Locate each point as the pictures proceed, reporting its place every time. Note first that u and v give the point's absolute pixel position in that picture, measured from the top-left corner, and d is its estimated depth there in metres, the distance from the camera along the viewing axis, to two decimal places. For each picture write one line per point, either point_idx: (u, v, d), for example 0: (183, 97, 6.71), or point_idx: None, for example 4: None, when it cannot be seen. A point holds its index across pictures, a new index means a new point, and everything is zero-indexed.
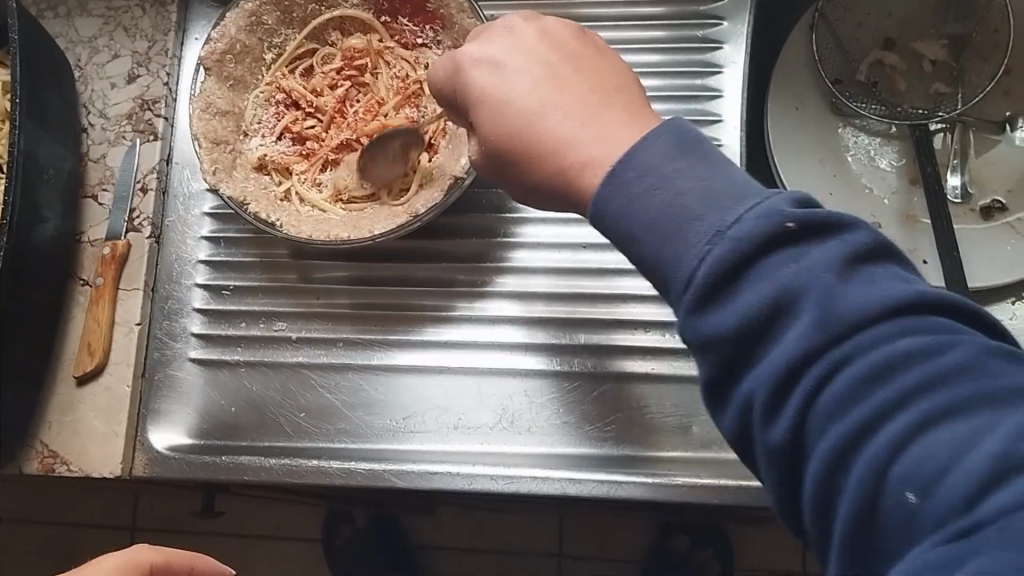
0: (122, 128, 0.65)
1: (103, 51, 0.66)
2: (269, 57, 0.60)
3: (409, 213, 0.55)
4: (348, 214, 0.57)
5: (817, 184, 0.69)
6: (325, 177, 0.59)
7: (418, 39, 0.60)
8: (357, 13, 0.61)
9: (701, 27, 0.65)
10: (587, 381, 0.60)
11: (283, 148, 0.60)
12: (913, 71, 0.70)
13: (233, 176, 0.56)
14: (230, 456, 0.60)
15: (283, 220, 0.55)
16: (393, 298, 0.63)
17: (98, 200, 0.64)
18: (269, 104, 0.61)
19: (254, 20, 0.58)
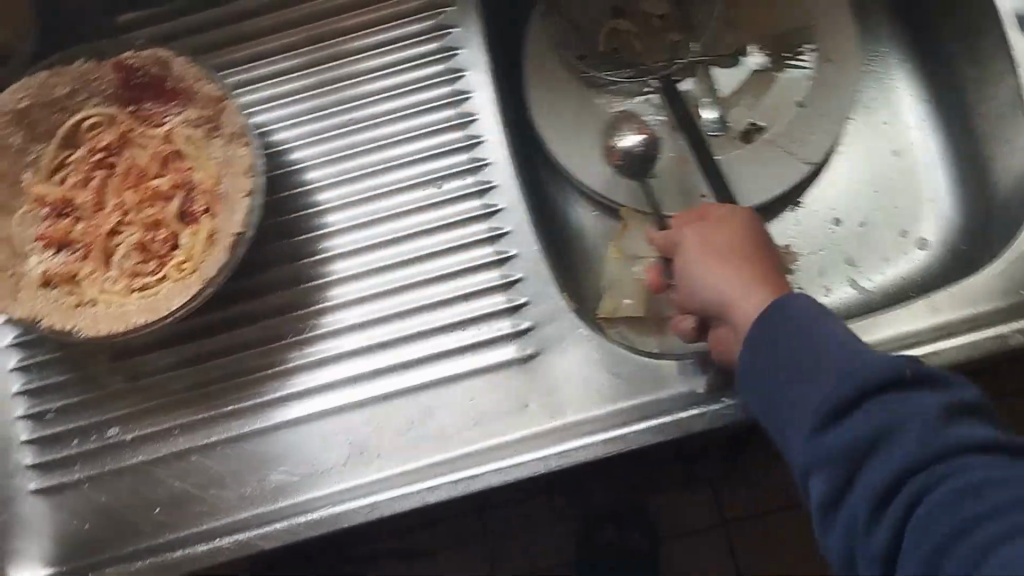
0: None
1: None
2: (27, 175, 0.61)
3: (203, 281, 0.57)
4: (145, 299, 0.58)
5: (593, 152, 0.72)
6: (113, 273, 0.59)
7: (166, 116, 0.61)
8: (100, 110, 0.61)
9: (438, 39, 0.70)
10: (429, 392, 0.62)
11: (63, 257, 0.60)
12: (645, 31, 0.74)
13: (17, 299, 0.57)
14: (92, 572, 0.59)
15: (79, 325, 0.56)
16: (219, 370, 0.64)
17: None
18: (36, 220, 0.60)
19: (2, 144, 0.59)
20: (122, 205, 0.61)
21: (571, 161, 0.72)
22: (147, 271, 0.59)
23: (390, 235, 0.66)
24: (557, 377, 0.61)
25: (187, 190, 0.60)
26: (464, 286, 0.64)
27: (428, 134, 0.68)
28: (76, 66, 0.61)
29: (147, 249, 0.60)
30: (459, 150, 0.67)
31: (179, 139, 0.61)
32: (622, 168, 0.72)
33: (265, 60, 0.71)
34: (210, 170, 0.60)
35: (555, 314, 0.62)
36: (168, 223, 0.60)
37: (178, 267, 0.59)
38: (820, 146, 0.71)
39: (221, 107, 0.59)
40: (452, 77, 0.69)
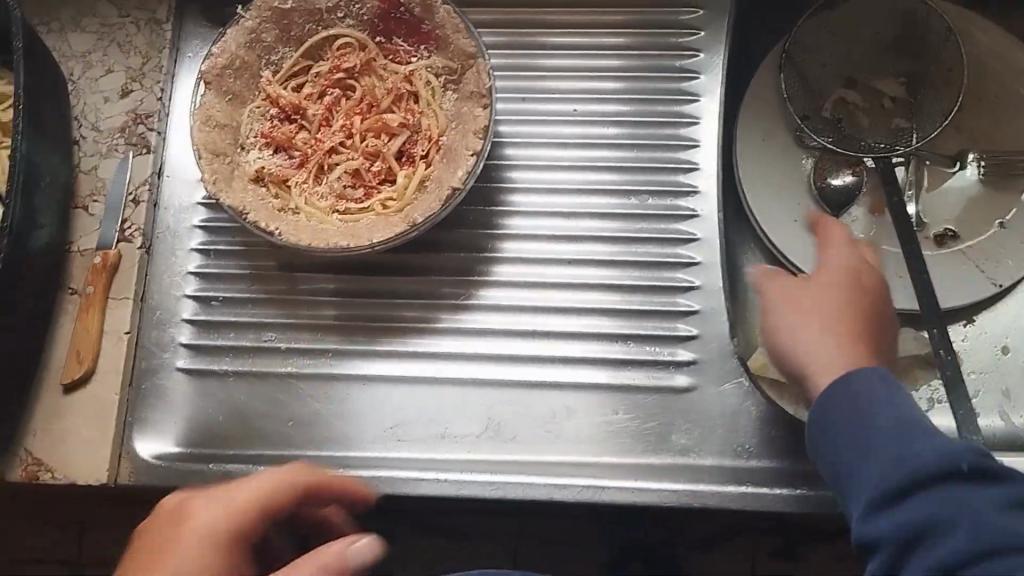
0: (114, 141, 0.65)
1: (96, 66, 0.67)
2: (267, 73, 0.62)
3: (407, 222, 0.57)
4: (345, 223, 0.59)
5: (786, 210, 0.72)
6: (321, 190, 0.61)
7: (412, 57, 0.63)
8: (352, 33, 0.63)
9: (678, 57, 0.70)
10: (586, 391, 0.62)
11: (279, 161, 0.61)
12: (874, 109, 0.73)
13: (231, 187, 0.59)
14: (217, 463, 0.61)
15: (281, 228, 0.58)
16: (377, 309, 0.64)
17: (89, 210, 0.64)
18: (263, 118, 0.62)
19: (254, 38, 0.61)
20: (348, 126, 0.62)
21: (765, 212, 0.72)
22: (352, 198, 0.61)
23: (570, 230, 0.66)
24: (711, 417, 0.60)
25: (412, 132, 0.62)
26: (638, 303, 0.64)
27: (650, 145, 0.67)
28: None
29: (359, 176, 0.61)
30: (676, 170, 0.67)
31: (419, 82, 0.62)
32: (814, 231, 0.72)
33: (504, 26, 0.72)
34: (439, 121, 0.61)
35: (724, 357, 0.62)
36: (385, 158, 0.61)
37: (383, 204, 0.60)
38: (1014, 271, 0.70)
39: (469, 64, 0.60)
40: (688, 100, 0.68)
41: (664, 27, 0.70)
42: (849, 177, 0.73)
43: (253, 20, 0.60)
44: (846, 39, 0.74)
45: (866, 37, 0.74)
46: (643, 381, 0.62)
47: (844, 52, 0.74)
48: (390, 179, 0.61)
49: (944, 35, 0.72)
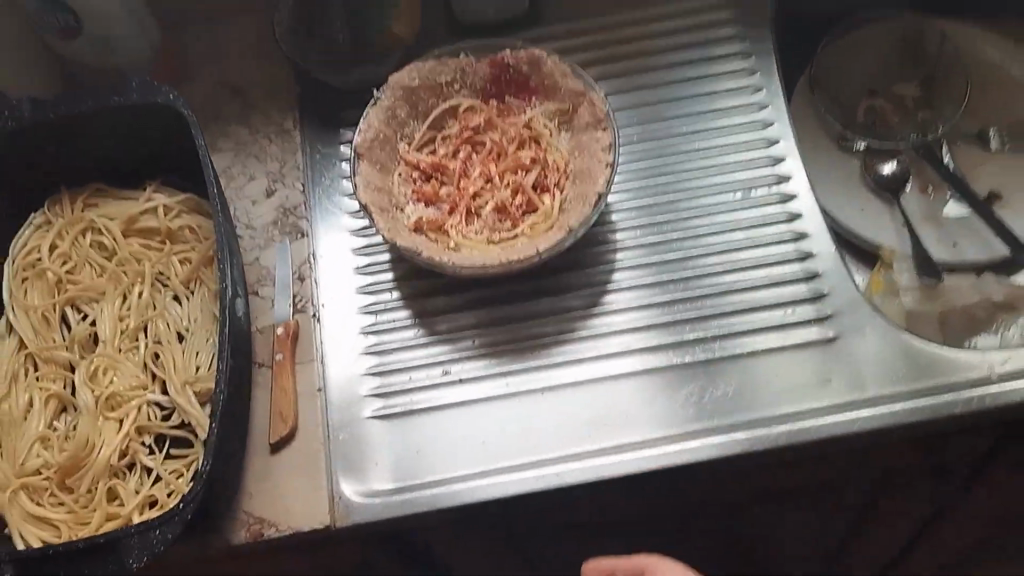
0: (269, 233, 0.73)
1: (238, 176, 0.75)
2: (403, 144, 0.71)
3: (565, 229, 0.65)
4: (505, 248, 0.66)
5: (850, 198, 0.81)
6: (474, 227, 0.69)
7: (525, 110, 0.72)
8: (468, 101, 0.73)
9: (740, 79, 0.80)
10: (641, 377, 0.67)
11: (431, 211, 0.69)
12: (900, 110, 0.85)
13: (401, 235, 0.66)
14: (427, 488, 0.65)
15: (453, 259, 0.65)
16: (517, 333, 0.70)
17: (259, 294, 0.71)
18: (408, 181, 0.70)
19: (392, 113, 0.70)
20: (486, 173, 0.71)
21: (836, 205, 0.81)
22: (503, 230, 0.68)
23: (642, 240, 0.73)
24: (862, 359, 0.67)
25: (541, 167, 0.70)
26: (767, 278, 0.71)
27: (733, 150, 0.76)
28: (457, 59, 0.71)
29: (505, 209, 0.69)
30: (760, 166, 0.76)
31: (538, 125, 0.71)
32: (881, 214, 0.81)
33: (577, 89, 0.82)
34: (564, 156, 0.70)
35: (855, 308, 0.69)
36: (524, 190, 0.70)
37: (533, 224, 0.68)
38: None
39: (582, 100, 0.69)
40: (754, 110, 0.78)
41: (714, 61, 0.80)
42: (894, 164, 0.82)
43: (389, 99, 0.70)
44: (860, 59, 0.87)
45: (876, 54, 0.87)
46: (693, 358, 0.68)
47: (862, 69, 0.87)
48: (532, 208, 0.69)
49: (941, 41, 0.85)
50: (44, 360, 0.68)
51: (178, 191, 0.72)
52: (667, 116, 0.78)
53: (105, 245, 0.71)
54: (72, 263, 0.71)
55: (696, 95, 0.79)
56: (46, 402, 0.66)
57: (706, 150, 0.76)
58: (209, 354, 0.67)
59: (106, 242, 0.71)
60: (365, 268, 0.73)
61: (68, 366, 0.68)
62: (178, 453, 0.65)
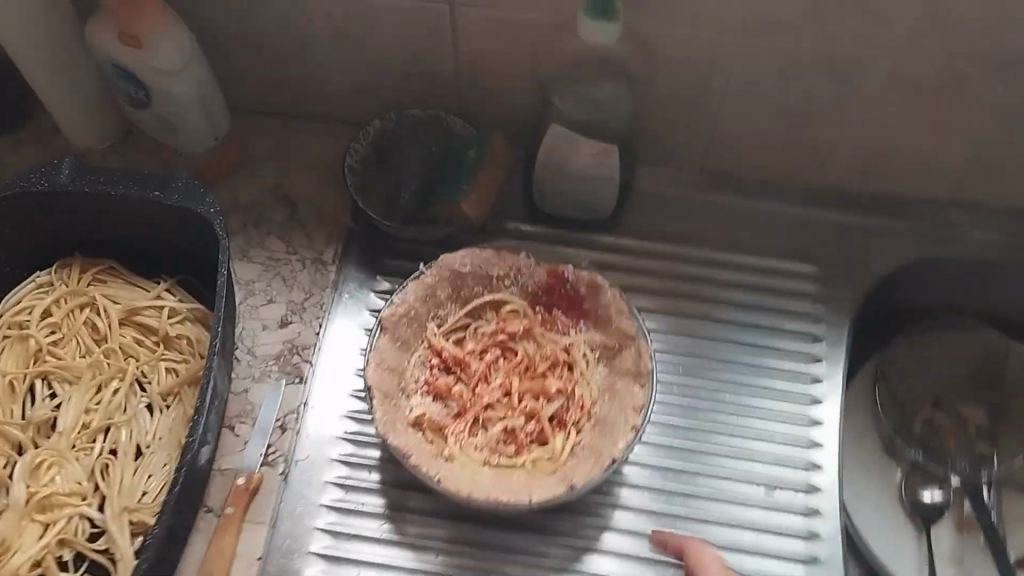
0: (267, 367, 0.68)
1: (258, 294, 0.71)
2: (432, 325, 0.67)
3: (568, 483, 0.59)
4: (499, 476, 0.61)
5: (878, 508, 0.77)
6: (475, 441, 0.63)
7: (568, 330, 0.68)
8: (514, 301, 0.69)
9: (803, 356, 0.73)
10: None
11: (436, 409, 0.64)
12: (960, 432, 0.79)
13: (397, 429, 0.61)
14: None
15: (441, 475, 0.59)
16: (487, 564, 0.63)
17: (234, 431, 0.65)
18: (424, 366, 0.66)
19: (431, 293, 0.66)
20: (506, 385, 0.66)
21: (860, 518, 0.76)
22: (504, 453, 0.63)
23: (647, 507, 0.66)
24: None
25: (566, 397, 0.65)
26: None
27: (771, 440, 0.69)
28: (515, 259, 0.68)
29: (512, 433, 0.64)
30: (795, 466, 0.68)
31: (576, 353, 0.67)
32: (905, 539, 0.75)
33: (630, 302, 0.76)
34: (592, 396, 0.65)
35: None
36: (539, 420, 0.64)
37: (537, 461, 0.62)
38: None
39: (628, 343, 0.65)
40: (807, 402, 0.71)
41: (784, 333, 0.74)
42: (939, 492, 0.76)
43: (433, 278, 0.66)
44: (936, 364, 0.81)
45: (952, 365, 0.81)
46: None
47: (934, 375, 0.81)
48: (541, 440, 0.64)
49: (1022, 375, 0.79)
50: None
51: (190, 296, 0.68)
52: (715, 378, 0.72)
53: (97, 327, 0.67)
54: (59, 335, 0.66)
55: (752, 364, 0.72)
56: None
57: (745, 426, 0.70)
58: (161, 482, 0.61)
59: (100, 324, 0.67)
60: (351, 436, 0.68)
61: (17, 446, 0.63)
62: None
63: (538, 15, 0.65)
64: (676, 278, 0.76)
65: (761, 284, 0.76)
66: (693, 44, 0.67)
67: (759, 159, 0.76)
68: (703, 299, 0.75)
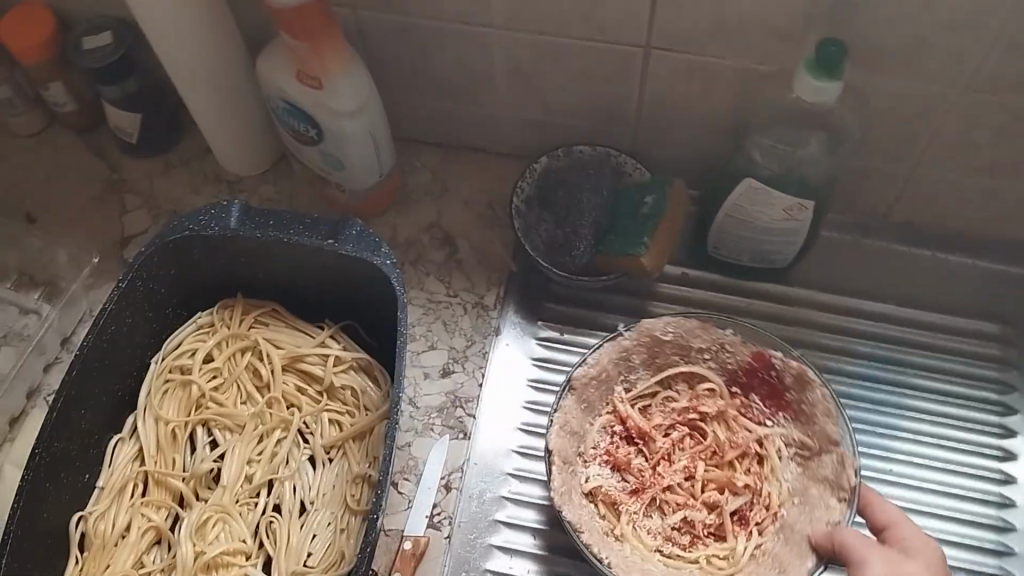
0: (431, 420, 0.65)
1: (420, 339, 0.68)
2: (621, 390, 0.64)
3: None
4: (669, 568, 0.58)
5: None
6: (649, 523, 0.60)
7: (765, 419, 0.64)
8: (711, 376, 0.65)
9: (994, 412, 0.68)
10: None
11: (616, 484, 0.61)
12: None
13: (572, 500, 0.58)
14: None
15: (613, 559, 0.56)
16: None
17: (398, 487, 0.63)
18: (607, 433, 0.63)
19: (625, 355, 0.63)
20: (690, 470, 0.62)
21: None
22: (678, 541, 0.60)
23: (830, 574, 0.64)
24: None
25: (754, 492, 0.61)
26: None
27: (958, 517, 0.64)
28: (720, 334, 0.63)
29: (690, 524, 0.61)
30: (984, 546, 0.63)
31: (770, 447, 0.62)
32: None
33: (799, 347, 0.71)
34: (785, 496, 0.61)
35: None
36: (720, 514, 0.61)
37: (712, 559, 0.59)
38: None
39: (831, 448, 0.59)
40: (996, 478, 0.65)
41: (970, 400, 0.69)
42: None
43: (631, 341, 0.62)
44: None
45: None
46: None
47: None
48: (720, 535, 0.60)
49: None
50: (156, 481, 0.61)
51: (354, 343, 0.65)
52: (893, 447, 0.67)
53: (260, 373, 0.65)
54: (220, 380, 0.65)
55: (936, 431, 0.67)
56: (143, 532, 0.59)
57: (926, 492, 0.65)
58: (326, 541, 0.59)
59: (262, 370, 0.65)
60: (509, 497, 0.64)
61: (177, 497, 0.61)
62: None
63: (742, 65, 0.62)
64: (852, 334, 0.71)
65: (941, 344, 0.71)
66: (907, 101, 0.62)
67: (951, 211, 0.72)
68: (890, 362, 0.70)
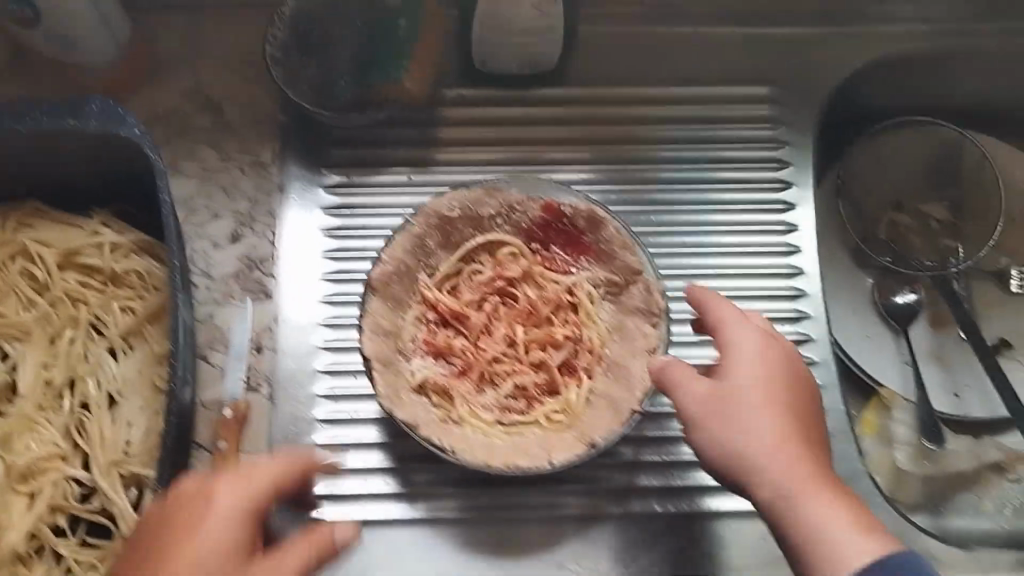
0: (229, 287, 0.64)
1: (201, 211, 0.66)
2: (425, 276, 0.63)
3: (586, 444, 0.58)
4: (511, 437, 0.60)
5: (855, 323, 0.79)
6: (484, 400, 0.62)
7: (570, 267, 0.65)
8: (511, 239, 0.65)
9: (772, 186, 0.72)
10: (609, 529, 0.62)
11: (444, 373, 0.62)
12: (923, 231, 0.82)
13: (401, 401, 0.59)
14: None
15: (453, 445, 0.58)
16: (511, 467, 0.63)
17: (208, 360, 0.62)
18: (421, 321, 0.63)
19: (418, 243, 0.62)
20: (510, 337, 0.64)
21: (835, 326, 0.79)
22: (516, 409, 0.62)
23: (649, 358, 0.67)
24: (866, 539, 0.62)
25: (576, 341, 0.64)
26: None
27: (760, 296, 0.69)
28: (507, 195, 0.64)
29: (521, 388, 0.63)
30: (784, 322, 0.68)
31: (580, 293, 0.64)
32: (883, 344, 0.78)
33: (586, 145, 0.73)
34: (604, 337, 0.63)
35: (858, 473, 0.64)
36: (548, 370, 0.63)
37: (551, 416, 0.61)
38: None
39: (635, 279, 0.62)
40: (783, 250, 0.70)
41: (750, 181, 0.72)
42: (911, 294, 0.80)
43: (421, 227, 0.62)
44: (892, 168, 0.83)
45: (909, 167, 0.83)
46: (680, 510, 0.62)
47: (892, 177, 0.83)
48: (553, 390, 0.63)
49: (978, 164, 0.81)
50: None
51: (128, 226, 0.63)
52: (686, 239, 0.70)
53: (36, 276, 0.62)
54: None
55: (721, 206, 0.71)
56: None
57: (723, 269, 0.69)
58: (144, 427, 0.59)
59: (38, 273, 0.62)
60: (332, 391, 0.63)
61: None
62: (94, 543, 0.57)
63: None
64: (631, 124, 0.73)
65: (721, 120, 0.74)
66: None
67: None
68: (687, 172, 0.72)
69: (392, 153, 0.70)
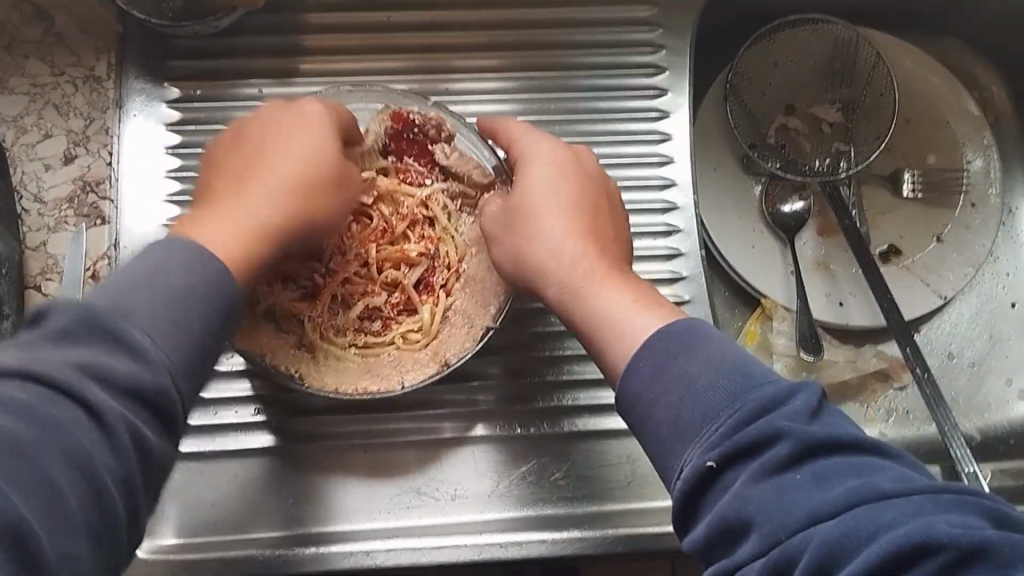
0: (62, 213, 0.61)
1: (31, 130, 0.62)
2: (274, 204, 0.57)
3: (439, 363, 0.56)
4: (366, 360, 0.57)
5: (741, 234, 0.76)
6: (336, 322, 0.58)
7: (425, 178, 0.61)
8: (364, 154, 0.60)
9: (646, 97, 0.69)
10: (471, 451, 0.61)
11: (291, 295, 0.57)
12: (813, 134, 0.79)
13: (249, 331, 0.54)
14: (217, 551, 0.57)
15: (301, 371, 0.55)
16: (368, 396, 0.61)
17: (42, 290, 0.59)
18: None
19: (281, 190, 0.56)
20: (364, 256, 0.59)
21: (720, 232, 0.76)
22: (371, 330, 0.59)
23: None
24: None
25: (432, 255, 0.60)
26: None
27: (629, 210, 0.66)
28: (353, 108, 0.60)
29: (376, 309, 0.59)
30: (656, 236, 0.66)
31: (436, 205, 0.60)
32: (771, 252, 0.76)
33: (459, 54, 0.68)
34: (464, 250, 0.60)
35: None
36: (404, 290, 0.60)
37: (408, 336, 0.58)
38: (954, 283, 0.77)
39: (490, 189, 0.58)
40: (657, 162, 0.68)
41: (628, 88, 0.69)
42: (799, 202, 0.78)
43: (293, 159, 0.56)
44: (785, 67, 0.79)
45: (804, 67, 0.79)
46: (539, 432, 0.62)
47: (784, 79, 0.79)
48: (410, 309, 0.60)
49: (874, 63, 0.78)
50: None
51: None
52: None
53: None
54: None
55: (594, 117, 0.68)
56: None
57: None
58: None
59: None
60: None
61: None
62: None
63: None
64: (505, 27, 0.69)
65: (604, 22, 0.70)
66: None
67: None
68: (559, 83, 0.69)
69: (241, 63, 0.66)
